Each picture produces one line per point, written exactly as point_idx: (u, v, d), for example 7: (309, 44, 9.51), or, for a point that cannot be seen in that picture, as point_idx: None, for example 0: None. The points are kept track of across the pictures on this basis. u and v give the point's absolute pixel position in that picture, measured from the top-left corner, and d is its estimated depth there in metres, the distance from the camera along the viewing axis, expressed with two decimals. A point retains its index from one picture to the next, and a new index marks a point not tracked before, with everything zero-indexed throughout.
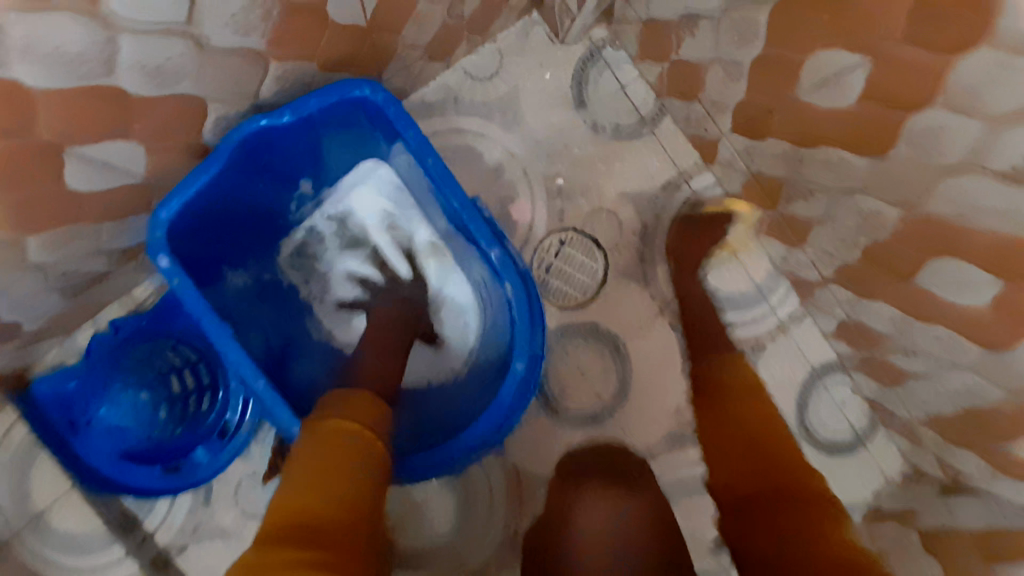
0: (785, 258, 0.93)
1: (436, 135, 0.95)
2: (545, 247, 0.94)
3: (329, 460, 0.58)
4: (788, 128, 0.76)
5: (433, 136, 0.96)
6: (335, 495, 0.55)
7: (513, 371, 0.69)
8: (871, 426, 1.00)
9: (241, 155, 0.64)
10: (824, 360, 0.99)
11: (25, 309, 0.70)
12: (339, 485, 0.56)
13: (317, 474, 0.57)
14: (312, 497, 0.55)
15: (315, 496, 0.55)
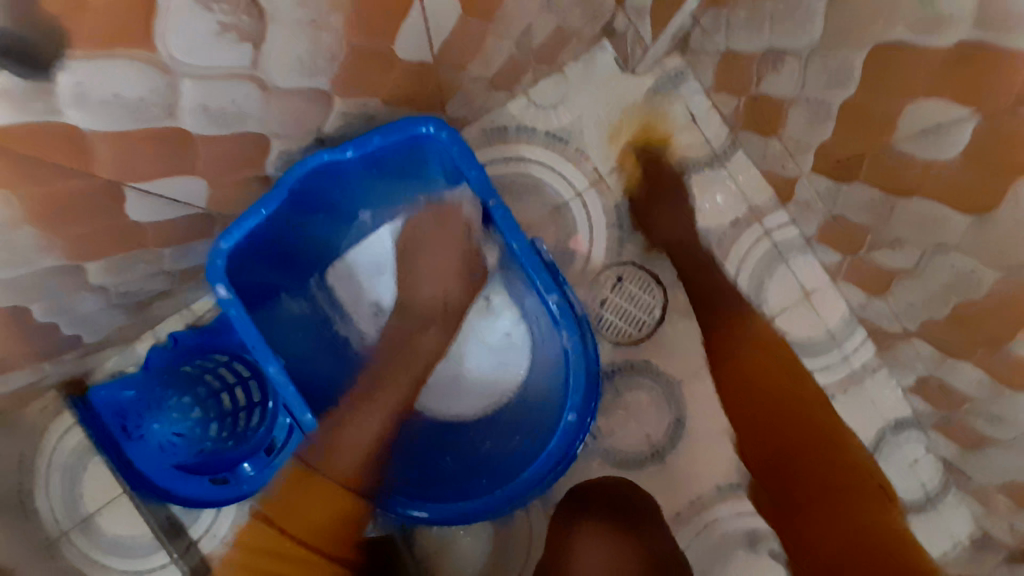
0: (862, 306, 0.86)
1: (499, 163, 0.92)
2: (602, 279, 0.91)
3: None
4: (876, 177, 0.71)
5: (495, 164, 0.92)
6: None
7: (564, 423, 0.71)
8: (944, 487, 0.87)
9: (303, 186, 0.64)
10: (898, 416, 0.89)
11: (88, 323, 0.72)
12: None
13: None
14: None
15: None
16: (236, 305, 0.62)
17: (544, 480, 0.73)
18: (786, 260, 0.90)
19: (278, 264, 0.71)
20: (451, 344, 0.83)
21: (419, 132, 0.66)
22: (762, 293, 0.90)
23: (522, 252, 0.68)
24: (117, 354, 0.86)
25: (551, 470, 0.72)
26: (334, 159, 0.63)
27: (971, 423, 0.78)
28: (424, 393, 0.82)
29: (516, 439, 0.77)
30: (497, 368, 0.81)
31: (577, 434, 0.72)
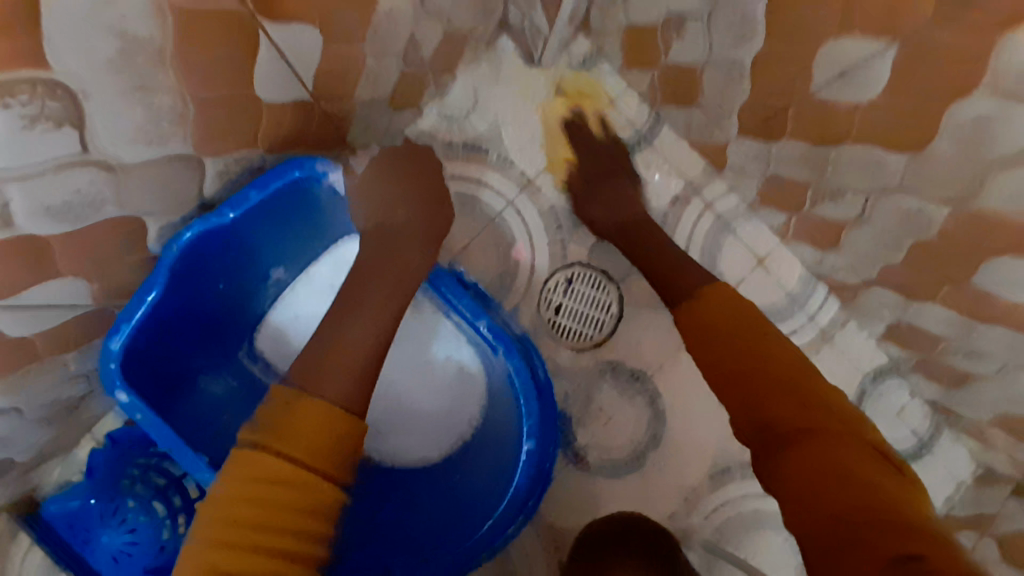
0: (819, 262, 0.83)
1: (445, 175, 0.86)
2: (551, 286, 0.86)
3: (268, 513, 0.43)
4: (804, 130, 0.67)
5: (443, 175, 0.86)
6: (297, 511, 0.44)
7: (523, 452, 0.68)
8: (934, 429, 0.85)
9: (187, 266, 0.59)
10: (876, 365, 0.86)
11: (9, 446, 0.65)
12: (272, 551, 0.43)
13: (256, 530, 0.42)
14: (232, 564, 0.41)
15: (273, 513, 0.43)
16: (143, 407, 0.58)
17: (517, 515, 0.69)
18: (733, 230, 0.87)
19: (190, 349, 0.65)
20: (412, 392, 0.79)
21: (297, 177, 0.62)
22: (716, 268, 0.86)
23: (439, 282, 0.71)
24: (60, 463, 0.79)
25: (521, 503, 0.69)
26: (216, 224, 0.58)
27: (950, 361, 0.75)
28: (401, 459, 0.79)
29: (482, 478, 0.73)
30: (460, 419, 0.78)
31: (541, 463, 0.69)
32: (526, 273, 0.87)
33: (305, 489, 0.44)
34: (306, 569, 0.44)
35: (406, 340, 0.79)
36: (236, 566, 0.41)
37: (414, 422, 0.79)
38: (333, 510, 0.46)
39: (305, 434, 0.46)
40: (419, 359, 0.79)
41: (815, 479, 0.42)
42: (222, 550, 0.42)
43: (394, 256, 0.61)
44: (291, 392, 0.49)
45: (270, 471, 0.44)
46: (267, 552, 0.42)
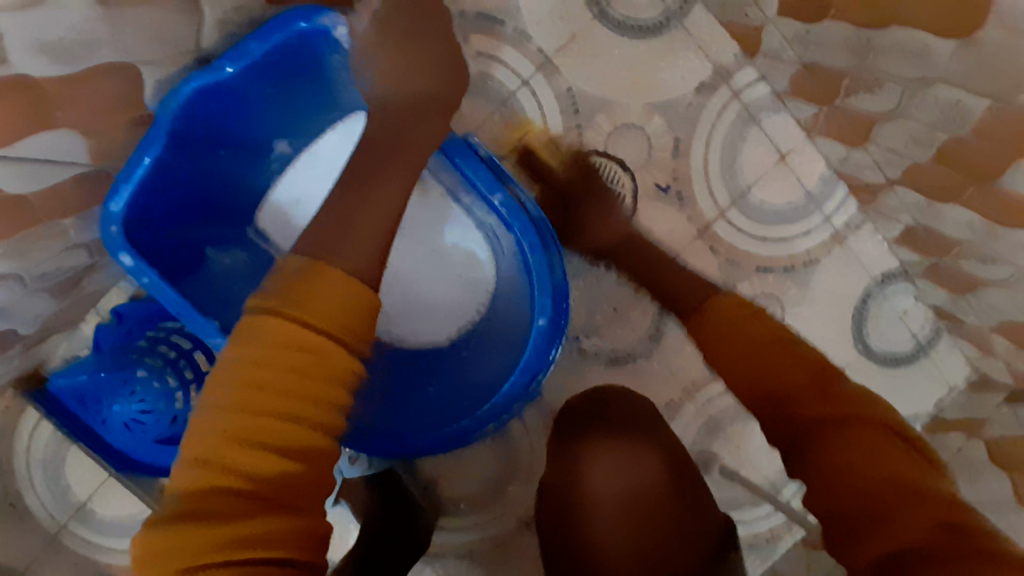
0: (843, 159, 0.81)
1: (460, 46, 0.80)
2: (563, 176, 0.83)
3: (281, 378, 0.42)
4: (848, 8, 0.63)
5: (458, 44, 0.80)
6: (310, 379, 0.43)
7: (535, 328, 0.68)
8: (933, 334, 0.89)
9: (188, 125, 0.56)
10: (884, 269, 0.87)
11: (13, 316, 0.64)
12: (288, 416, 0.42)
13: (267, 394, 0.42)
14: (247, 425, 0.42)
15: (286, 377, 0.43)
16: (148, 271, 0.56)
17: (526, 391, 0.70)
18: (758, 121, 0.83)
19: (193, 218, 0.63)
20: (422, 273, 0.78)
21: (303, 29, 0.57)
22: (736, 163, 0.83)
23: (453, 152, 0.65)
24: (64, 340, 0.79)
25: (530, 382, 0.70)
26: (215, 82, 0.54)
27: (963, 266, 0.75)
28: (405, 339, 0.78)
29: (495, 360, 0.74)
30: (467, 301, 0.77)
31: (552, 339, 0.69)
32: (538, 160, 0.83)
33: (315, 357, 0.43)
34: (320, 435, 0.44)
35: (412, 218, 0.76)
36: (255, 433, 0.41)
37: (422, 303, 0.78)
38: (344, 377, 0.45)
39: (319, 302, 0.44)
40: (426, 242, 0.77)
41: (849, 470, 0.48)
42: (234, 411, 0.42)
43: (411, 122, 0.58)
44: (302, 262, 0.47)
45: (283, 337, 0.43)
46: (278, 416, 0.42)
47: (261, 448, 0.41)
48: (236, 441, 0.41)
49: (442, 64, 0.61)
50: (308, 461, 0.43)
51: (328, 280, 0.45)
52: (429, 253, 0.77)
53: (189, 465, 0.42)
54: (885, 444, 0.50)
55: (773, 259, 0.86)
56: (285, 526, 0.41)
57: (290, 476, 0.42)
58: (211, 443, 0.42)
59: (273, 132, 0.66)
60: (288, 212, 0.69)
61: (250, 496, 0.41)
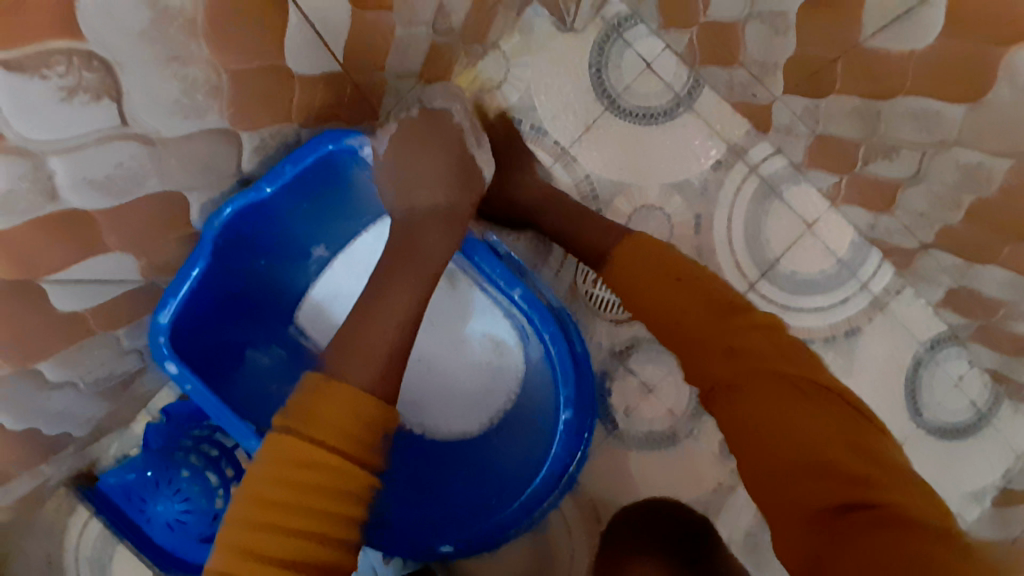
0: (871, 226, 0.80)
1: None
2: None
3: (293, 494, 0.43)
4: (853, 83, 0.65)
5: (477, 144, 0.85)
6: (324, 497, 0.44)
7: (563, 422, 0.68)
8: (993, 401, 0.84)
9: (229, 240, 0.60)
10: (932, 334, 0.83)
11: (66, 421, 0.68)
12: (303, 531, 0.43)
13: (280, 512, 0.43)
14: (261, 541, 0.42)
15: (300, 495, 0.43)
16: (192, 379, 0.59)
17: (558, 485, 0.70)
18: (779, 193, 0.83)
19: (235, 324, 0.67)
20: (451, 361, 0.79)
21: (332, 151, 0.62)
22: (762, 234, 0.83)
23: (471, 250, 0.68)
24: (116, 440, 0.82)
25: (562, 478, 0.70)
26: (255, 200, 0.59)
27: (1012, 328, 0.72)
28: (436, 428, 0.79)
29: (523, 452, 0.73)
30: (497, 389, 0.78)
31: (580, 432, 0.69)
32: (561, 245, 0.85)
33: (333, 476, 0.44)
34: (331, 549, 0.44)
35: (437, 307, 0.79)
36: (269, 548, 0.42)
37: (452, 391, 0.79)
38: (362, 492, 0.46)
39: (331, 420, 0.46)
40: (454, 334, 0.79)
41: (762, 429, 0.48)
42: (256, 530, 0.43)
43: (425, 232, 0.61)
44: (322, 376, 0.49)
45: (297, 454, 0.44)
46: (301, 535, 0.43)
47: (272, 561, 0.42)
48: (251, 556, 0.42)
49: (457, 165, 0.63)
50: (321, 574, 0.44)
51: (337, 396, 0.48)
52: (456, 342, 0.79)
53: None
54: (801, 409, 0.48)
55: (811, 330, 0.84)
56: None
57: None
58: (231, 560, 0.42)
59: (309, 239, 0.71)
60: (324, 311, 0.74)
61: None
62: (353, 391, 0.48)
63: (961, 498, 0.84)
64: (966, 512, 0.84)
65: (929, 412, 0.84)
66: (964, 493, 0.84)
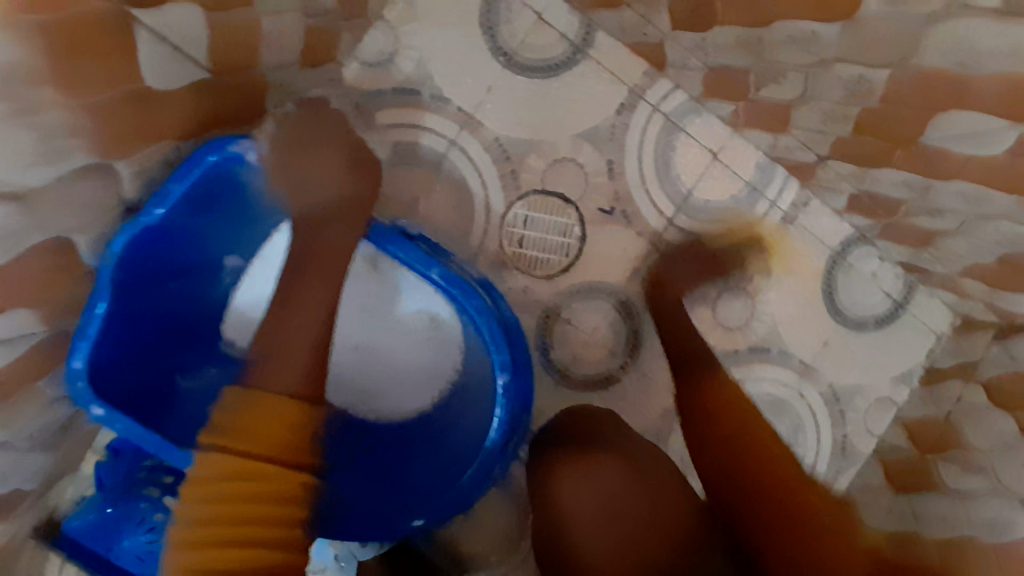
0: (774, 146, 0.82)
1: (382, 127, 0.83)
2: (510, 221, 0.85)
3: (237, 507, 0.45)
4: (734, 14, 0.66)
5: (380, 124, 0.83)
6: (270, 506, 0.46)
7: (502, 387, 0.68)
8: (907, 289, 0.91)
9: (131, 272, 0.58)
10: (843, 238, 0.89)
11: (12, 479, 0.66)
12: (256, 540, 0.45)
13: (229, 525, 0.44)
14: (212, 558, 0.43)
15: (248, 507, 0.45)
16: (121, 418, 0.58)
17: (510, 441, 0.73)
18: (683, 127, 0.85)
19: (158, 351, 0.65)
20: (388, 344, 0.81)
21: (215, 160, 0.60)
22: (673, 170, 0.86)
23: (378, 237, 0.66)
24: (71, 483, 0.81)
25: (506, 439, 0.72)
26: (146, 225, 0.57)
27: (914, 222, 0.78)
28: (383, 410, 0.81)
29: (474, 419, 0.75)
30: (439, 363, 0.80)
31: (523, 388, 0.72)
32: (482, 212, 0.84)
33: (266, 483, 0.46)
34: (281, 552, 0.46)
35: (364, 293, 0.80)
36: (222, 561, 0.43)
37: (394, 373, 0.81)
38: (298, 495, 0.47)
39: (264, 429, 0.47)
40: (385, 314, 0.80)
41: (744, 468, 0.61)
42: (202, 550, 0.44)
43: (328, 226, 0.60)
44: (244, 389, 0.50)
45: (237, 468, 0.46)
46: (247, 545, 0.44)
47: (225, 574, 0.43)
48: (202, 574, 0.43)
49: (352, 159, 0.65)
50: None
51: (273, 408, 0.49)
52: (389, 324, 0.80)
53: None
54: (780, 447, 0.62)
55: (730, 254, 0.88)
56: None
57: None
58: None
59: (218, 251, 0.69)
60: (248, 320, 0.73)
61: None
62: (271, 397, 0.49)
63: (891, 382, 0.93)
64: (897, 394, 0.93)
65: (849, 311, 0.91)
66: (893, 378, 0.93)
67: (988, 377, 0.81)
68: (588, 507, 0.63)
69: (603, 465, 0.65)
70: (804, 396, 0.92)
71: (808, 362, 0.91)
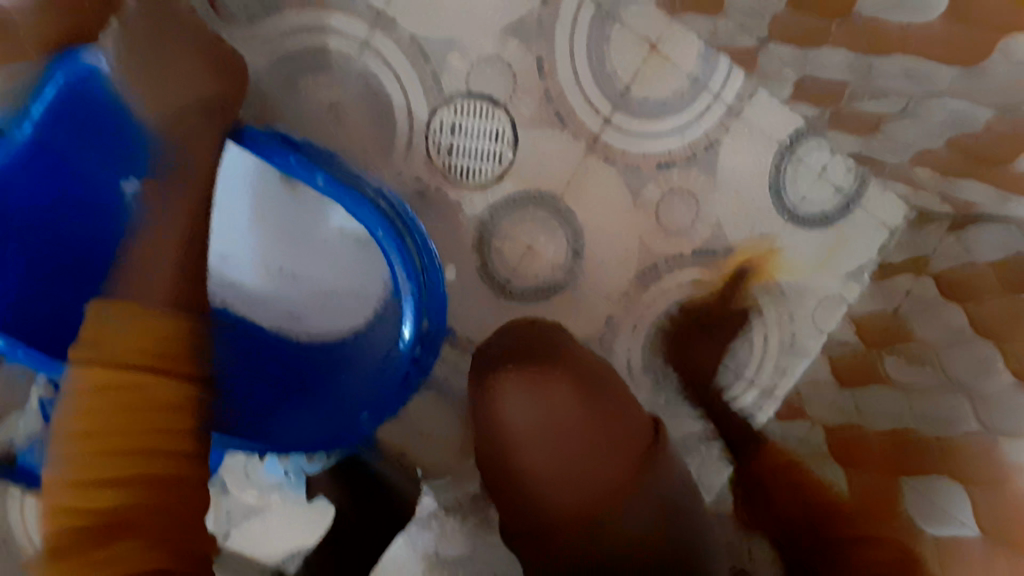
0: (713, 32, 0.77)
1: (287, 33, 0.77)
2: (435, 128, 0.80)
3: (117, 417, 0.50)
4: None
5: (286, 27, 0.77)
6: (151, 421, 0.51)
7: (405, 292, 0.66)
8: (859, 182, 0.87)
9: (14, 207, 0.60)
10: (792, 130, 0.85)
11: None
12: (142, 450, 0.50)
13: (110, 436, 0.49)
14: (100, 466, 0.48)
15: (127, 421, 0.50)
16: (21, 346, 0.59)
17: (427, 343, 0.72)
18: (617, 17, 0.79)
19: (66, 285, 0.65)
20: (306, 264, 0.78)
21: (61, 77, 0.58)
22: (606, 65, 0.80)
23: (250, 138, 0.62)
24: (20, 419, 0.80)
25: (422, 345, 0.71)
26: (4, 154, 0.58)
27: (860, 107, 0.74)
28: (310, 332, 0.79)
29: (391, 328, 0.73)
30: (362, 278, 0.78)
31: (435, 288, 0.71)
32: (405, 121, 0.80)
33: (138, 395, 0.51)
34: (166, 463, 0.51)
35: (273, 213, 0.76)
36: (109, 472, 0.48)
37: (316, 294, 0.79)
38: (172, 405, 0.53)
39: (136, 343, 0.53)
40: (309, 232, 0.77)
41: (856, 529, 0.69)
42: (83, 460, 0.48)
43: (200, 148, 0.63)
44: (116, 302, 0.55)
45: (113, 380, 0.51)
46: (126, 454, 0.49)
47: (112, 484, 0.48)
48: (92, 487, 0.48)
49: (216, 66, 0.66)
50: (160, 483, 0.50)
51: (145, 322, 0.54)
52: (305, 244, 0.77)
53: (52, 518, 0.47)
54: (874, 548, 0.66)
55: (672, 153, 0.83)
56: (148, 540, 0.47)
57: (144, 506, 0.48)
58: (69, 493, 0.47)
59: (114, 182, 0.65)
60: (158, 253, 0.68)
61: (107, 526, 0.47)
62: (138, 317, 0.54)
63: (840, 279, 0.90)
64: (847, 291, 0.91)
65: (799, 208, 0.88)
66: (844, 274, 0.91)
67: (938, 270, 0.79)
68: (527, 427, 0.61)
69: (555, 392, 0.61)
70: (748, 296, 0.91)
71: (755, 262, 0.89)
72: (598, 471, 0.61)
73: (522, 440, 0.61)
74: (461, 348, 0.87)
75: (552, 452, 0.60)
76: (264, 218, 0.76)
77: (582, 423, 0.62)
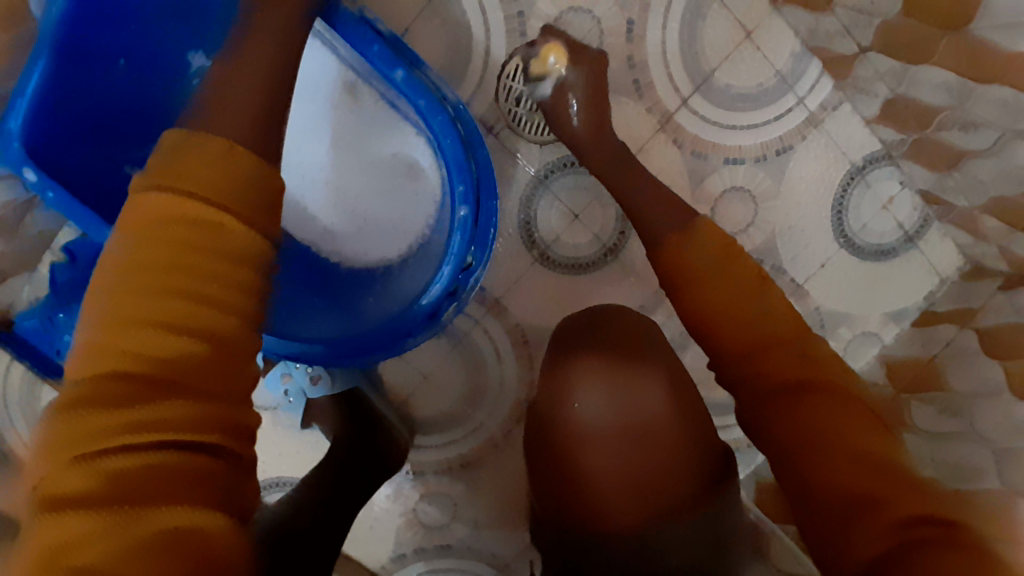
0: (814, 29, 0.76)
1: None
2: (508, 73, 0.78)
3: (179, 255, 0.35)
4: None
5: None
6: (222, 264, 0.35)
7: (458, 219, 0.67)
8: (921, 222, 0.84)
9: (78, 43, 0.59)
10: (866, 153, 0.82)
11: None
12: (208, 298, 0.35)
13: (169, 275, 0.34)
14: (154, 307, 0.34)
15: (199, 259, 0.35)
16: (51, 187, 0.56)
17: (464, 280, 0.70)
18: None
19: (94, 142, 0.63)
20: (359, 185, 0.74)
21: None
22: (698, 43, 0.78)
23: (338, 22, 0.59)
24: (26, 282, 0.76)
25: (459, 281, 0.70)
26: None
27: (945, 138, 0.71)
28: (346, 257, 0.76)
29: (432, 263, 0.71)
30: (412, 212, 0.74)
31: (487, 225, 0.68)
32: (479, 59, 0.78)
33: (213, 234, 0.36)
34: (237, 323, 0.36)
35: (338, 125, 0.73)
36: (155, 313, 0.34)
37: (361, 218, 0.74)
38: (252, 260, 0.37)
39: (203, 175, 0.37)
40: (366, 152, 0.73)
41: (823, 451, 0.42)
42: (127, 293, 0.34)
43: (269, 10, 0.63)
44: (188, 133, 0.39)
45: (177, 213, 0.36)
46: (190, 299, 0.34)
47: (166, 330, 0.34)
48: (140, 328, 0.34)
49: None
50: (224, 349, 0.35)
51: (200, 156, 0.37)
52: (361, 164, 0.74)
53: (83, 362, 0.34)
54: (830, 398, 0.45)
55: (742, 149, 0.81)
56: (202, 415, 0.34)
57: (198, 364, 0.34)
58: (111, 332, 0.34)
59: (182, 51, 0.67)
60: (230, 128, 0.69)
61: (156, 385, 0.33)
62: (228, 143, 0.39)
63: (881, 318, 0.87)
64: (885, 332, 0.88)
65: (857, 235, 0.85)
66: (883, 313, 0.87)
67: (986, 324, 0.76)
68: (606, 416, 0.56)
69: (638, 384, 0.57)
70: None
71: (800, 282, 0.86)
72: (671, 476, 0.54)
73: (599, 432, 0.56)
74: (486, 306, 0.84)
75: (627, 452, 0.55)
76: (328, 128, 0.72)
77: (663, 423, 0.56)
